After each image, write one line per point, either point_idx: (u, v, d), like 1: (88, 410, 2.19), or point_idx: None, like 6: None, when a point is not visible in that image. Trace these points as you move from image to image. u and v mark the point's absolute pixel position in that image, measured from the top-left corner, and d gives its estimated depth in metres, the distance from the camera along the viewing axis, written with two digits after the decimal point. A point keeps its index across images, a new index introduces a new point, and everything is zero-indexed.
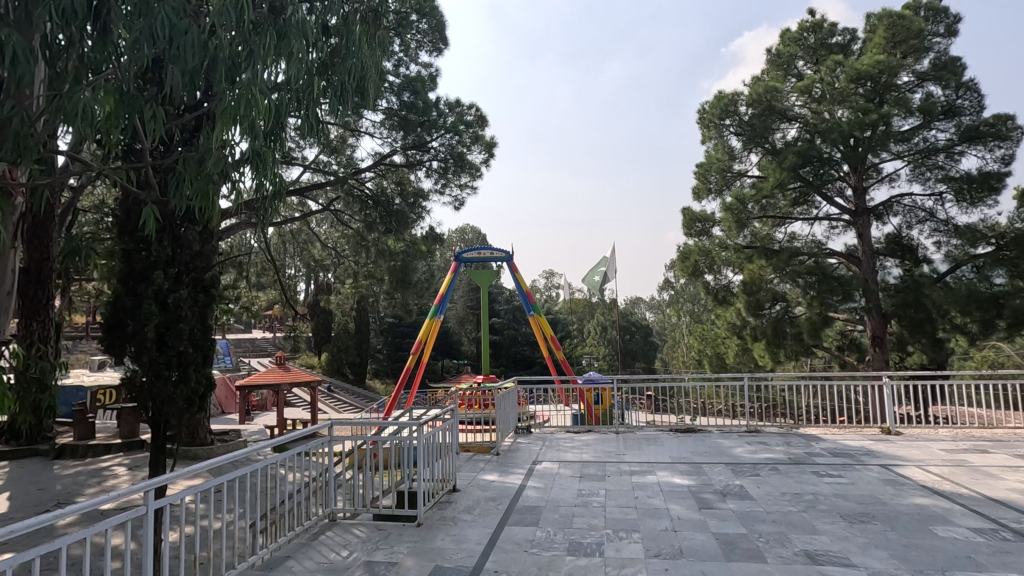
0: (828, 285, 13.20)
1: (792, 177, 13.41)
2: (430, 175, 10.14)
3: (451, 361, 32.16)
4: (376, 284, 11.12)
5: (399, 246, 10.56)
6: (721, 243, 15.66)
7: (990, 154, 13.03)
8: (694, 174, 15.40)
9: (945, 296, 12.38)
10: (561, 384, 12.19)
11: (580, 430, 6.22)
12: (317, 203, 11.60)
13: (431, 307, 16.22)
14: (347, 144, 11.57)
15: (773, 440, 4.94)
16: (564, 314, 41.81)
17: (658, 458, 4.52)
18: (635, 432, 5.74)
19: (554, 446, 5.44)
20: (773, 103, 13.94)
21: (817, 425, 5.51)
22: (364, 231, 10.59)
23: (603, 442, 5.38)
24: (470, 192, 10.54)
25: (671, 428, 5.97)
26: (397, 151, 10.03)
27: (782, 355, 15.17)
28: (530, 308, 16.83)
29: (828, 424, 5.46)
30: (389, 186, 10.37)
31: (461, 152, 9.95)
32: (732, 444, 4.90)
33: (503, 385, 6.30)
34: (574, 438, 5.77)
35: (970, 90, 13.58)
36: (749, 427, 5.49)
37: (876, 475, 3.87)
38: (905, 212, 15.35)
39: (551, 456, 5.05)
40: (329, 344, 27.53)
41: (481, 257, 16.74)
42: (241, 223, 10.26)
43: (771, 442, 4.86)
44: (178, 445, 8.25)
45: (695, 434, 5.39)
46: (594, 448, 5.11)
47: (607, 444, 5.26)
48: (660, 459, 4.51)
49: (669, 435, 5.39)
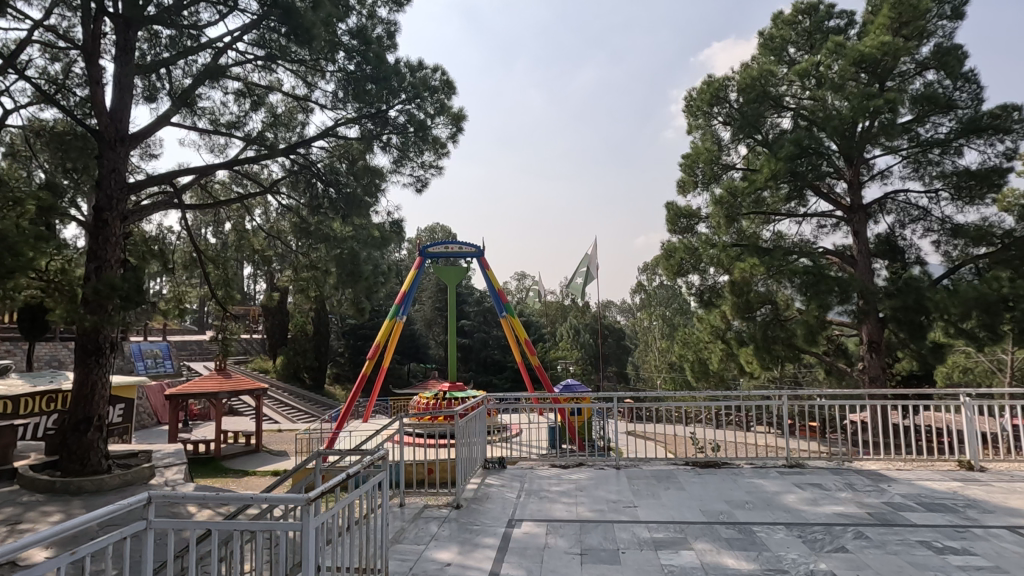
0: (826, 285, 12.28)
1: (788, 168, 12.43)
2: (388, 151, 8.73)
3: (418, 365, 30.68)
4: (322, 278, 9.53)
5: (346, 232, 9.01)
6: (708, 240, 14.64)
7: (993, 149, 12.25)
8: (679, 166, 14.32)
9: (949, 298, 11.53)
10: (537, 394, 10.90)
11: (570, 464, 5.11)
12: (259, 183, 10.17)
13: (392, 307, 14.70)
14: (297, 119, 10.27)
15: (830, 481, 3.95)
16: (536, 317, 40.57)
17: (687, 518, 3.41)
18: (641, 468, 4.61)
19: (538, 491, 4.25)
20: (765, 89, 12.93)
21: (878, 458, 4.57)
22: (308, 214, 9.13)
23: (602, 483, 4.24)
24: (434, 172, 9.14)
25: (687, 460, 4.90)
26: (349, 123, 8.67)
27: (769, 361, 14.23)
28: (502, 310, 15.48)
29: (893, 457, 4.50)
30: (341, 163, 8.90)
31: (423, 121, 8.48)
32: (777, 489, 3.86)
33: (460, 410, 4.98)
34: (562, 477, 4.60)
35: (969, 82, 12.79)
36: (790, 460, 4.48)
37: (1007, 548, 2.89)
38: (897, 211, 14.61)
39: (536, 508, 3.87)
40: (285, 347, 25.64)
41: (449, 251, 15.29)
42: (162, 200, 8.66)
43: (829, 486, 3.86)
44: (60, 476, 6.58)
45: (720, 473, 4.30)
46: (594, 496, 3.97)
47: (611, 489, 4.09)
48: (690, 519, 3.42)
49: (688, 475, 4.29)
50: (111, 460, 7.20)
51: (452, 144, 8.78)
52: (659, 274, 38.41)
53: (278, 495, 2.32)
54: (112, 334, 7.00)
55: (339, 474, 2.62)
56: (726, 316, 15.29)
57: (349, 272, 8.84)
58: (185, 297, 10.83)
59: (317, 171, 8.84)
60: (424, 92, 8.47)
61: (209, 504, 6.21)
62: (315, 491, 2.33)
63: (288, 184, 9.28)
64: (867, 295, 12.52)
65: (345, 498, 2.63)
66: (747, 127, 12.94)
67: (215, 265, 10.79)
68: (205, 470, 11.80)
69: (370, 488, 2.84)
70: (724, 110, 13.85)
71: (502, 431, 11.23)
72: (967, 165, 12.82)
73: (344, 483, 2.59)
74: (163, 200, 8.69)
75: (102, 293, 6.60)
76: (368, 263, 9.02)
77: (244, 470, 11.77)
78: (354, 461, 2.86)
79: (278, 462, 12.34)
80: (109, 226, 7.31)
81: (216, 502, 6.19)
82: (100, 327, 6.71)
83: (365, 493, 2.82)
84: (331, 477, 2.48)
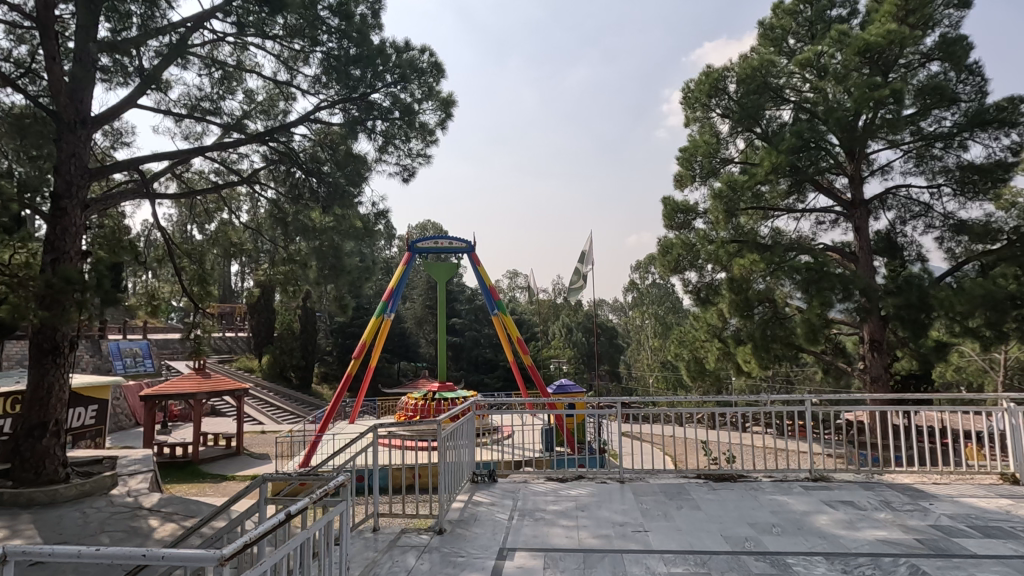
0: (828, 282, 11.95)
1: (790, 162, 12.09)
2: (373, 138, 8.30)
3: (409, 364, 30.17)
4: (300, 272, 9.01)
5: (325, 223, 8.49)
6: (705, 236, 14.25)
7: (998, 143, 11.97)
8: (677, 159, 13.88)
9: (954, 296, 11.19)
10: (531, 397, 10.39)
11: (568, 476, 4.80)
12: (236, 173, 9.65)
13: (379, 304, 14.14)
14: (279, 106, 9.80)
15: (863, 500, 3.90)
16: (528, 315, 40.01)
17: (713, 550, 3.17)
18: (649, 485, 4.39)
19: (535, 511, 3.96)
20: (766, 79, 12.52)
21: (915, 473, 4.66)
22: (287, 206, 8.63)
23: (607, 501, 4.07)
24: (422, 161, 8.68)
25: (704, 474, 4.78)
26: (331, 106, 8.18)
27: (767, 360, 13.88)
28: (494, 307, 14.98)
29: (930, 472, 4.58)
30: (323, 150, 8.42)
31: (410, 104, 8.00)
32: (808, 511, 3.71)
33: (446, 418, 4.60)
34: (561, 493, 4.34)
35: (973, 74, 12.45)
36: (814, 474, 4.51)
37: None
38: (898, 206, 14.30)
39: (535, 532, 3.58)
40: (271, 346, 25.03)
41: (438, 247, 14.81)
42: (132, 189, 8.06)
43: (863, 507, 3.77)
44: (14, 486, 6.06)
45: (739, 494, 4.08)
46: (600, 520, 3.71)
47: (620, 509, 3.91)
48: (716, 550, 3.17)
49: (700, 491, 4.18)
50: (69, 468, 6.67)
51: (441, 131, 8.33)
52: (652, 271, 38.03)
53: (186, 551, 1.82)
54: (70, 333, 6.48)
55: (275, 515, 2.15)
56: (723, 314, 14.97)
57: (331, 265, 8.33)
58: (161, 294, 10.31)
59: (298, 159, 8.37)
60: (412, 73, 7.97)
61: (173, 516, 5.75)
62: (231, 547, 1.83)
63: (269, 173, 8.81)
64: (869, 292, 12.13)
65: (282, 545, 2.16)
66: (747, 120, 12.57)
67: (192, 259, 10.27)
68: (181, 474, 11.27)
69: (318, 527, 2.38)
70: (723, 102, 13.47)
71: (493, 433, 10.77)
72: (972, 160, 12.50)
73: (280, 527, 2.10)
74: (128, 189, 8.14)
75: (56, 287, 6.05)
76: (350, 256, 8.51)
77: (223, 474, 11.25)
78: (301, 495, 2.42)
79: (258, 465, 11.81)
80: (67, 215, 6.78)
81: (181, 514, 5.72)
82: (57, 324, 6.14)
83: (311, 534, 2.36)
84: (260, 523, 2.01)
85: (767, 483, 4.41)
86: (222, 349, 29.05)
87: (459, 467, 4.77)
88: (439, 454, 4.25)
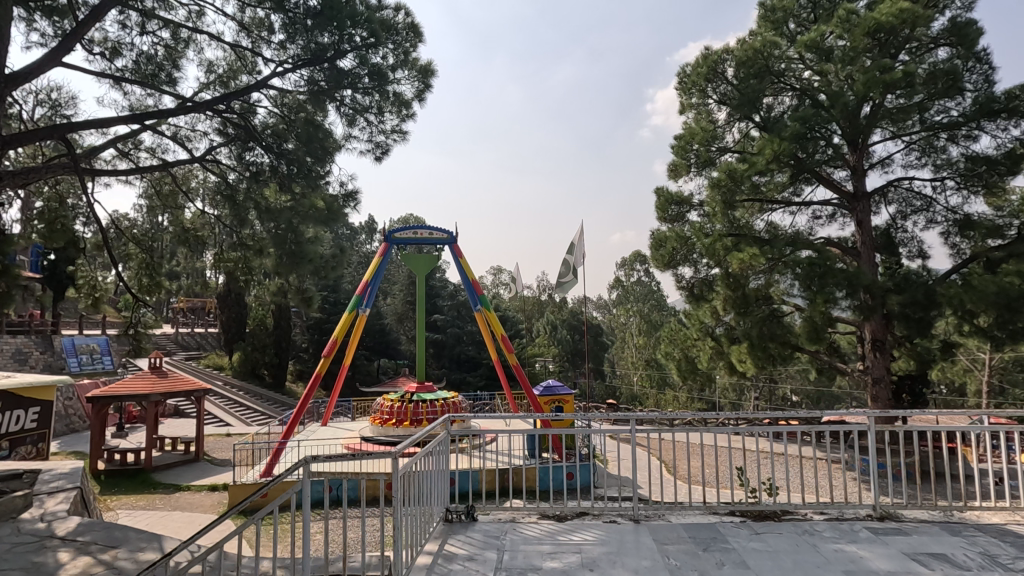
0: (833, 279, 11.34)
1: (792, 149, 11.39)
2: (342, 110, 7.42)
3: (389, 361, 29.17)
4: (253, 258, 8.03)
5: (283, 202, 7.53)
6: (700, 228, 13.55)
7: (1007, 133, 11.41)
8: (671, 147, 13.15)
9: (965, 292, 10.62)
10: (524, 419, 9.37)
11: (571, 514, 4.22)
12: (189, 150, 8.71)
13: (352, 299, 13.08)
14: (238, 76, 8.85)
15: (949, 551, 3.45)
16: (511, 311, 39.10)
17: None
18: (675, 531, 3.82)
19: (539, 569, 3.34)
20: (768, 62, 11.83)
21: (991, 509, 4.23)
22: (240, 186, 7.74)
23: (622, 555, 3.46)
24: (398, 138, 7.82)
25: (744, 512, 4.19)
26: (292, 71, 7.26)
27: (763, 361, 13.27)
28: (477, 302, 14.12)
29: (1012, 509, 4.07)
30: (288, 123, 7.51)
31: (382, 69, 7.10)
32: (890, 570, 3.20)
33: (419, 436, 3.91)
34: (571, 540, 3.73)
35: (981, 62, 11.86)
36: (876, 512, 4.07)
37: None
38: (899, 200, 13.71)
39: None
40: (242, 342, 23.84)
41: (418, 237, 13.89)
42: (60, 164, 7.06)
43: (955, 560, 3.33)
44: None
45: (791, 546, 3.55)
46: None
47: (644, 569, 3.27)
48: None
49: (740, 539, 3.66)
50: None
51: (418, 103, 7.49)
52: (637, 268, 37.33)
53: None
54: None
55: None
56: (716, 312, 14.32)
57: (291, 251, 7.32)
58: (107, 286, 9.29)
59: (258, 133, 7.53)
60: (386, 35, 7.07)
61: (92, 547, 4.84)
62: None
63: (225, 150, 7.91)
64: (874, 289, 11.50)
65: None
66: (747, 106, 11.87)
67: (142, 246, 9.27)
68: (132, 484, 10.28)
69: None
70: (720, 87, 12.76)
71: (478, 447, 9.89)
72: (980, 151, 11.93)
73: None
74: (55, 163, 7.10)
75: None
76: (310, 239, 7.48)
77: (178, 483, 10.28)
78: None
79: (218, 472, 10.87)
80: None
81: (102, 547, 4.81)
82: None
83: None
84: None
85: (820, 527, 3.83)
86: (190, 345, 27.72)
87: (425, 505, 3.89)
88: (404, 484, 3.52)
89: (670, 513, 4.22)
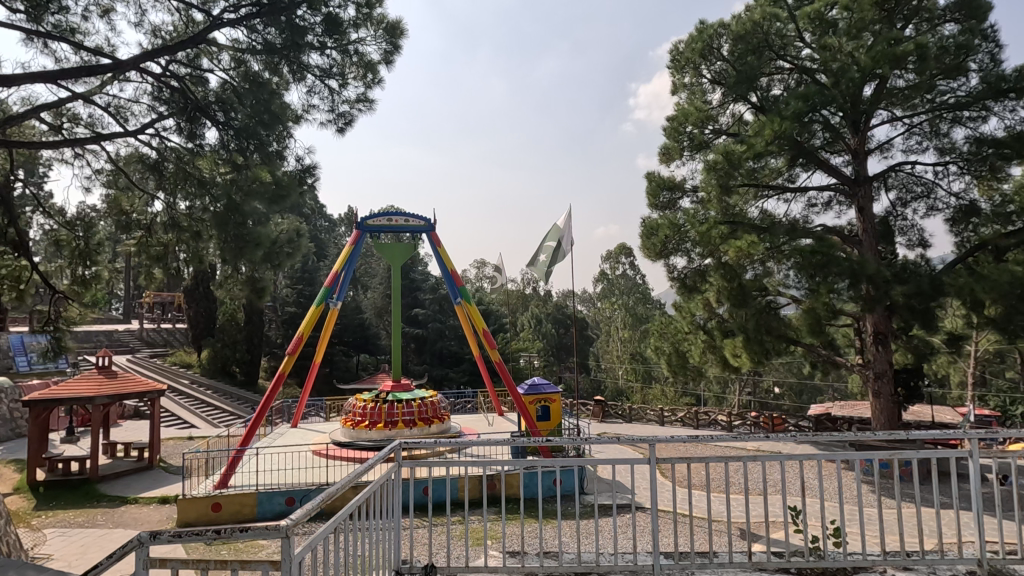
0: (835, 268, 10.66)
1: (794, 129, 10.67)
2: (297, 72, 6.52)
3: (369, 357, 28.15)
4: (194, 244, 7.04)
5: (223, 175, 6.64)
6: (693, 215, 12.83)
7: (1017, 114, 10.81)
8: (664, 130, 12.40)
9: (975, 282, 9.94)
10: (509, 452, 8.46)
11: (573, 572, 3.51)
12: (126, 122, 7.73)
13: (321, 292, 12.06)
14: (182, 36, 7.86)
15: None
16: (495, 305, 38.24)
17: None
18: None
19: None
20: (765, 37, 11.12)
21: None
22: (183, 159, 6.83)
23: None
24: (364, 107, 6.93)
25: (802, 568, 3.49)
26: (238, 24, 6.32)
27: (759, 357, 12.63)
28: (456, 295, 13.22)
29: None
30: (238, 88, 6.60)
31: (340, 21, 6.18)
32: None
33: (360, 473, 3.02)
34: None
35: (989, 38, 11.23)
36: (982, 566, 3.35)
37: None
38: (899, 186, 13.08)
39: None
40: (211, 339, 22.65)
41: (392, 224, 12.93)
42: None
43: None
44: None
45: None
46: None
47: None
48: None
49: None
50: None
51: (385, 67, 6.59)
52: (623, 260, 36.70)
53: None
54: None
55: None
56: (709, 303, 13.68)
57: (233, 234, 6.36)
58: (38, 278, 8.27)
59: (204, 101, 6.64)
60: None
61: None
62: None
63: (169, 122, 6.97)
64: (876, 279, 10.74)
65: None
66: (744, 84, 11.10)
67: (78, 232, 8.28)
68: (73, 498, 9.27)
69: None
70: (715, 65, 12.02)
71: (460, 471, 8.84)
72: (986, 133, 11.33)
73: None
74: None
75: None
76: (256, 220, 6.54)
77: (125, 495, 9.31)
78: None
79: (172, 482, 9.90)
80: None
81: None
82: None
83: None
84: None
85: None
86: (157, 342, 26.48)
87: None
88: (327, 541, 2.68)
89: (703, 571, 3.51)
